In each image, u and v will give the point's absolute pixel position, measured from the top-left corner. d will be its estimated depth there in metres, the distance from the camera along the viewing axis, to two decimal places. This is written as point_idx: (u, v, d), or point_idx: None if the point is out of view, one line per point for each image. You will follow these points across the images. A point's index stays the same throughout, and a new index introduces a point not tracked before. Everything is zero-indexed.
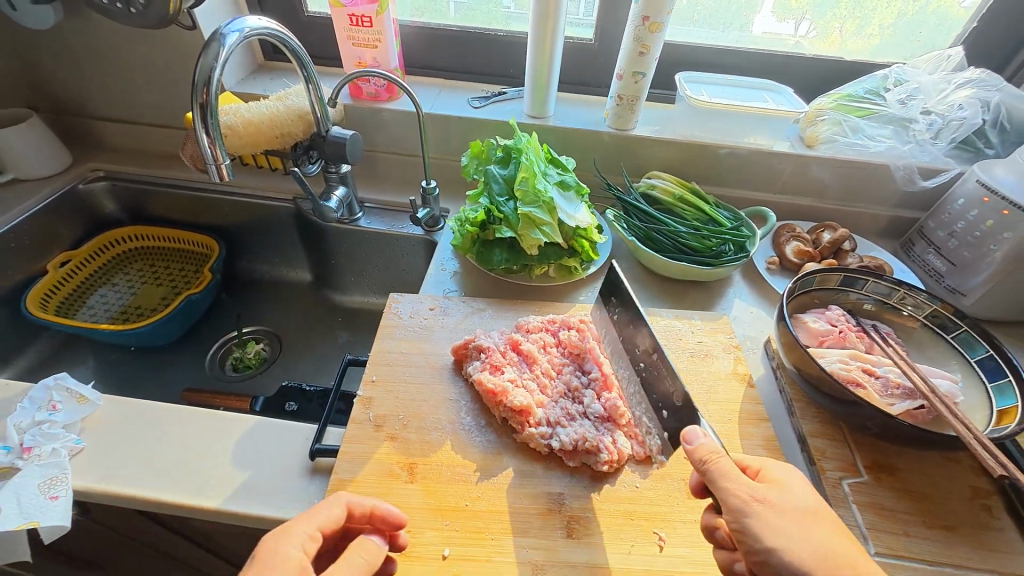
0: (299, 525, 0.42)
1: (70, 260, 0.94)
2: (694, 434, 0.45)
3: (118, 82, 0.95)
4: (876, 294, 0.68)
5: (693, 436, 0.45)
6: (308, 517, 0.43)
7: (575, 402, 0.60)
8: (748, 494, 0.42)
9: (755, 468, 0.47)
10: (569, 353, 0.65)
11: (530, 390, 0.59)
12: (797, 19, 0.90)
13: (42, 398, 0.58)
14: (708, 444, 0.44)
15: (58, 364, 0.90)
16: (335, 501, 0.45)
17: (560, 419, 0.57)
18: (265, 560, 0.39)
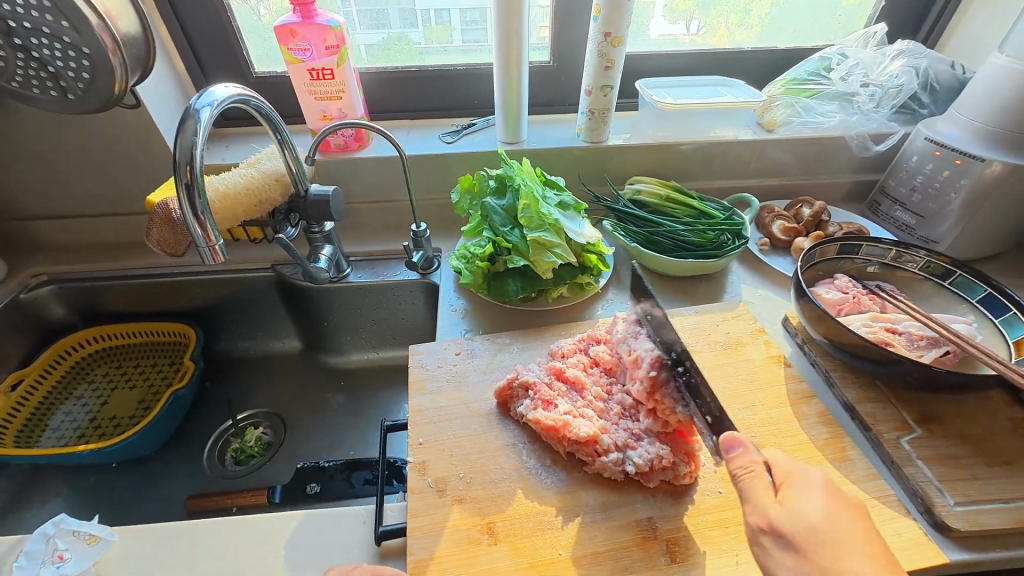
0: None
1: (22, 380, 0.82)
2: (733, 444, 0.45)
3: (52, 176, 0.86)
4: (875, 257, 0.73)
5: (730, 446, 0.44)
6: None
7: (635, 420, 0.58)
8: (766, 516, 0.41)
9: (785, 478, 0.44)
10: (611, 370, 0.63)
11: (592, 419, 0.57)
12: (686, 19, 0.97)
13: (44, 550, 0.49)
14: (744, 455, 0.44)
15: (29, 502, 0.78)
16: (363, 570, 0.44)
17: (628, 441, 0.55)
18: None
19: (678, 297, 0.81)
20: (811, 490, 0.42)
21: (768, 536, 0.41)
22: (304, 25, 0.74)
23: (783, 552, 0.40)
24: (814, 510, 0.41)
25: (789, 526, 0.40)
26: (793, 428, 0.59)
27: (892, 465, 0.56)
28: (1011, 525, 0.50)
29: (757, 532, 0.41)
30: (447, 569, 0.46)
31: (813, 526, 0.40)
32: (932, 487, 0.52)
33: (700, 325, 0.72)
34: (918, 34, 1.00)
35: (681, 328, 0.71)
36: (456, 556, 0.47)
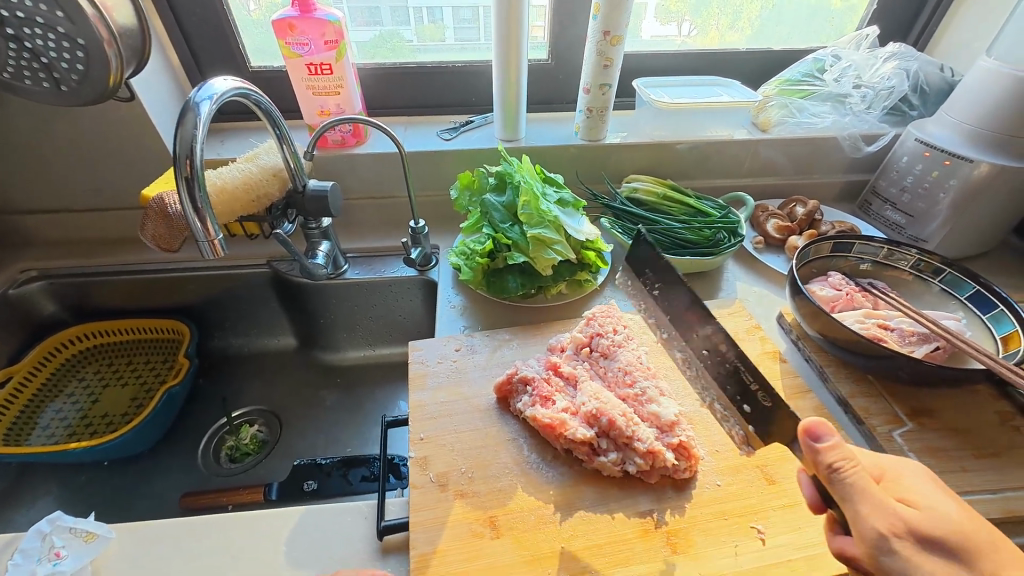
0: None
1: (11, 377, 0.81)
2: (824, 432, 0.40)
3: (43, 170, 0.85)
4: (867, 255, 0.74)
5: (822, 434, 0.40)
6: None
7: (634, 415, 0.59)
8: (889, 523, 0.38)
9: (879, 473, 0.42)
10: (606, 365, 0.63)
11: (577, 413, 0.56)
12: (678, 20, 0.98)
13: (39, 548, 0.49)
14: (842, 443, 0.40)
15: (18, 501, 0.76)
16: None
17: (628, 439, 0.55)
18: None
19: None
20: (915, 483, 0.41)
21: (900, 541, 0.38)
22: (303, 19, 0.74)
23: (928, 556, 0.37)
24: (944, 506, 0.39)
25: (927, 524, 0.38)
26: None
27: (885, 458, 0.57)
28: (1000, 514, 0.51)
29: (887, 537, 0.38)
30: (450, 563, 0.46)
31: (953, 523, 0.38)
32: None
33: None
34: (907, 38, 1.02)
35: None
36: (459, 550, 0.47)
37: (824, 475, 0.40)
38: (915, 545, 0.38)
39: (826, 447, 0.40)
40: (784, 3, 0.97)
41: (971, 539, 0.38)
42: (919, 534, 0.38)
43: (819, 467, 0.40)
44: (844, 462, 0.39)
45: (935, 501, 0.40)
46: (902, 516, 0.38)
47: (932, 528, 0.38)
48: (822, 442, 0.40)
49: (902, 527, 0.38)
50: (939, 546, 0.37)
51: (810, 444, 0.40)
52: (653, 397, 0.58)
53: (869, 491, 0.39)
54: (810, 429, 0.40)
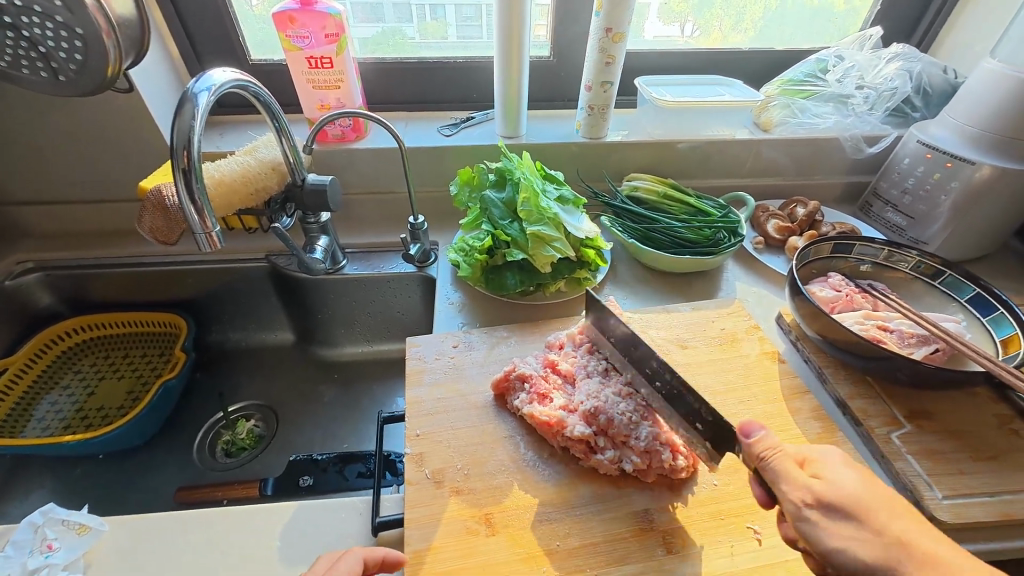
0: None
1: (6, 369, 0.81)
2: (755, 426, 0.44)
3: (41, 161, 0.85)
4: (867, 256, 0.74)
5: (750, 429, 0.44)
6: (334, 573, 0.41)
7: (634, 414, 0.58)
8: (804, 495, 0.40)
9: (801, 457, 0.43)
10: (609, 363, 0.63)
11: (574, 411, 0.56)
12: (681, 21, 0.98)
13: (31, 540, 0.48)
14: (766, 435, 0.43)
15: (12, 493, 0.76)
16: (355, 555, 0.44)
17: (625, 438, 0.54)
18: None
19: (674, 293, 0.81)
20: (834, 462, 0.41)
21: (813, 510, 0.39)
22: (304, 12, 0.73)
23: (834, 521, 0.38)
24: (846, 479, 0.40)
25: (831, 494, 0.39)
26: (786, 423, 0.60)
27: (883, 460, 0.57)
28: (997, 518, 0.51)
29: (801, 508, 0.39)
30: (445, 560, 0.46)
31: (854, 495, 0.38)
32: (921, 481, 0.54)
33: (695, 322, 0.72)
34: (911, 39, 1.02)
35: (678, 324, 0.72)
36: (454, 547, 0.47)
37: (757, 466, 0.43)
38: (827, 514, 0.38)
39: (755, 439, 0.43)
40: (787, 3, 0.96)
41: (873, 508, 0.38)
42: (825, 503, 0.39)
43: (750, 458, 0.44)
44: (769, 450, 0.43)
45: (844, 476, 0.40)
46: (814, 489, 0.40)
47: (834, 498, 0.39)
48: (752, 437, 0.44)
49: (811, 497, 0.39)
50: (838, 513, 0.38)
51: (742, 440, 0.44)
52: None
53: (787, 473, 0.41)
54: (740, 426, 0.44)
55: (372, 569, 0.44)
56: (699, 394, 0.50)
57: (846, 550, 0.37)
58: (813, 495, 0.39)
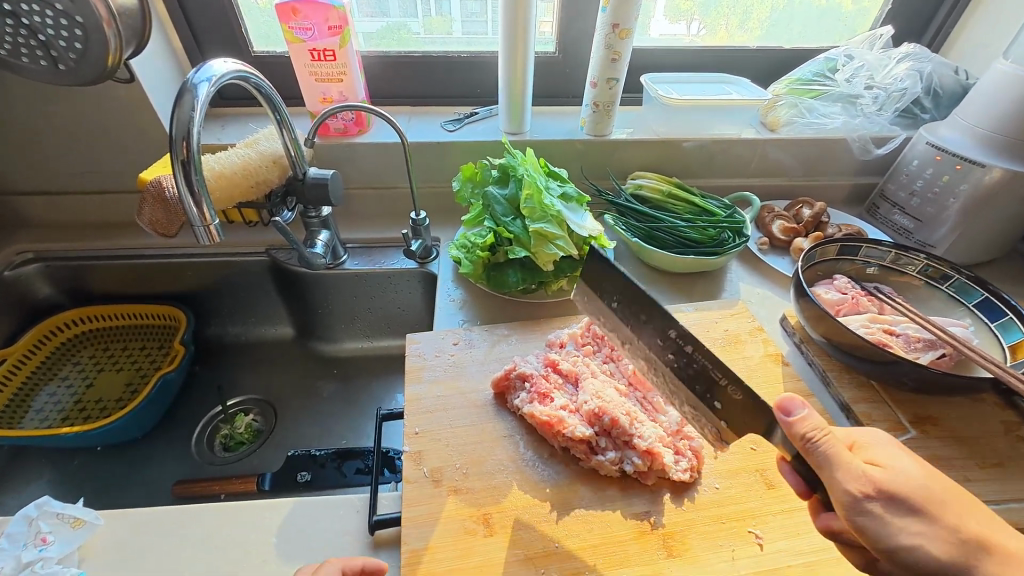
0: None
1: (5, 359, 0.80)
2: (798, 404, 0.39)
3: (40, 151, 0.84)
4: (873, 259, 0.73)
5: (794, 408, 0.39)
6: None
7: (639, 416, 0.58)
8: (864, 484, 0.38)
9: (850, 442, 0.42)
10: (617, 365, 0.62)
11: (576, 411, 0.55)
12: (689, 20, 0.97)
13: (25, 533, 0.48)
14: (812, 415, 0.39)
15: (9, 485, 0.76)
16: (333, 565, 0.43)
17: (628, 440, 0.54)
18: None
19: (677, 293, 0.80)
20: (884, 447, 0.41)
21: (875, 502, 0.37)
22: (307, 4, 0.72)
23: (895, 512, 0.37)
24: (907, 467, 0.39)
25: (896, 483, 0.38)
26: None
27: None
28: None
29: (859, 499, 0.37)
30: (442, 560, 0.46)
31: (921, 484, 0.38)
32: None
33: (698, 323, 0.71)
34: (922, 39, 1.01)
35: (680, 324, 0.71)
36: (452, 547, 0.47)
37: (803, 447, 0.39)
38: (888, 505, 0.37)
39: (797, 420, 0.39)
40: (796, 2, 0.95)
41: (937, 495, 0.38)
42: (886, 492, 0.38)
43: (795, 439, 0.39)
44: (819, 433, 0.39)
45: (903, 463, 0.39)
46: (873, 477, 0.38)
47: (899, 487, 0.38)
48: (793, 416, 0.39)
49: (873, 488, 0.38)
50: (902, 503, 0.37)
51: (783, 419, 0.40)
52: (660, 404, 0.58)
53: (844, 460, 0.38)
54: (782, 404, 0.40)
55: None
56: (706, 401, 0.47)
57: (917, 545, 0.37)
58: (876, 487, 0.38)
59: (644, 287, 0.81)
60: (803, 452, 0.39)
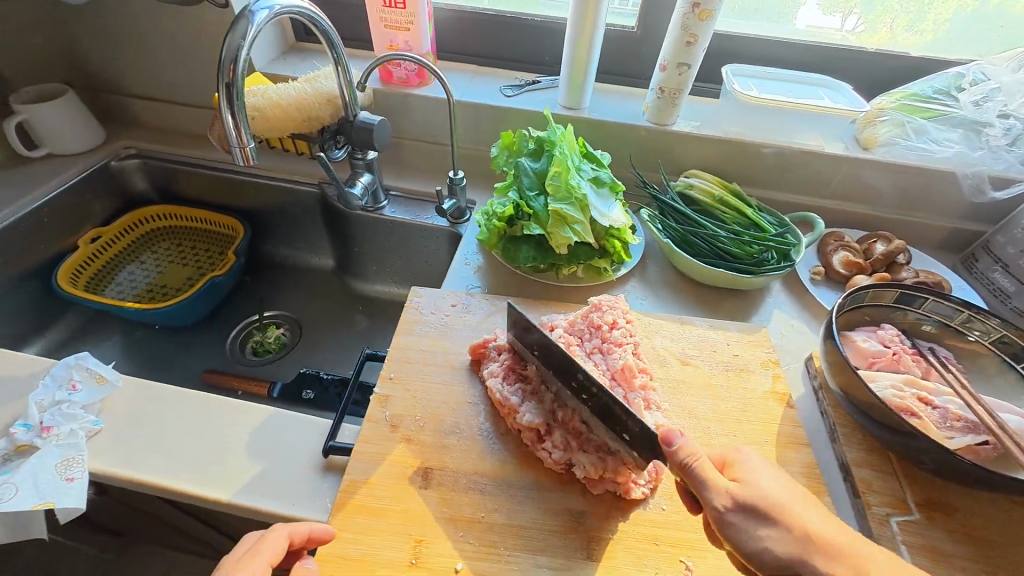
0: (250, 562, 0.42)
1: (101, 236, 0.95)
2: (676, 433, 0.43)
3: (154, 61, 0.96)
4: (937, 315, 0.63)
5: (672, 437, 0.42)
6: (259, 553, 0.42)
7: None
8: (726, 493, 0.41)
9: (721, 460, 0.45)
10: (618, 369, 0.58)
11: (543, 401, 0.56)
12: (846, 13, 0.87)
13: (63, 378, 0.58)
14: (687, 442, 0.43)
15: (85, 338, 0.91)
16: (281, 531, 0.43)
17: (589, 444, 0.53)
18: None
19: (699, 306, 0.75)
20: (753, 464, 0.43)
21: (734, 514, 0.40)
22: None
23: (751, 521, 0.40)
24: (769, 484, 0.41)
25: (752, 496, 0.40)
26: None
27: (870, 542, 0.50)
28: None
29: (722, 513, 0.40)
30: (376, 496, 0.49)
31: (772, 497, 0.40)
32: None
33: (707, 341, 0.67)
34: None
35: (686, 338, 0.67)
36: (388, 488, 0.50)
37: (680, 472, 0.43)
38: (746, 515, 0.40)
39: (678, 448, 0.42)
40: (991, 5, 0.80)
41: (788, 504, 0.40)
42: (743, 505, 0.40)
43: (675, 466, 0.43)
44: (691, 459, 0.42)
45: (762, 478, 0.42)
46: (734, 493, 0.41)
47: (753, 500, 0.40)
48: (675, 446, 0.42)
49: (733, 502, 0.40)
50: (758, 514, 0.40)
51: (665, 449, 0.43)
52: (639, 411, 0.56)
53: (709, 479, 0.41)
54: (662, 432, 0.43)
55: (301, 544, 0.44)
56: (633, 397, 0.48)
57: (765, 549, 0.39)
58: (733, 500, 0.40)
59: (666, 292, 0.76)
60: (680, 475, 0.43)
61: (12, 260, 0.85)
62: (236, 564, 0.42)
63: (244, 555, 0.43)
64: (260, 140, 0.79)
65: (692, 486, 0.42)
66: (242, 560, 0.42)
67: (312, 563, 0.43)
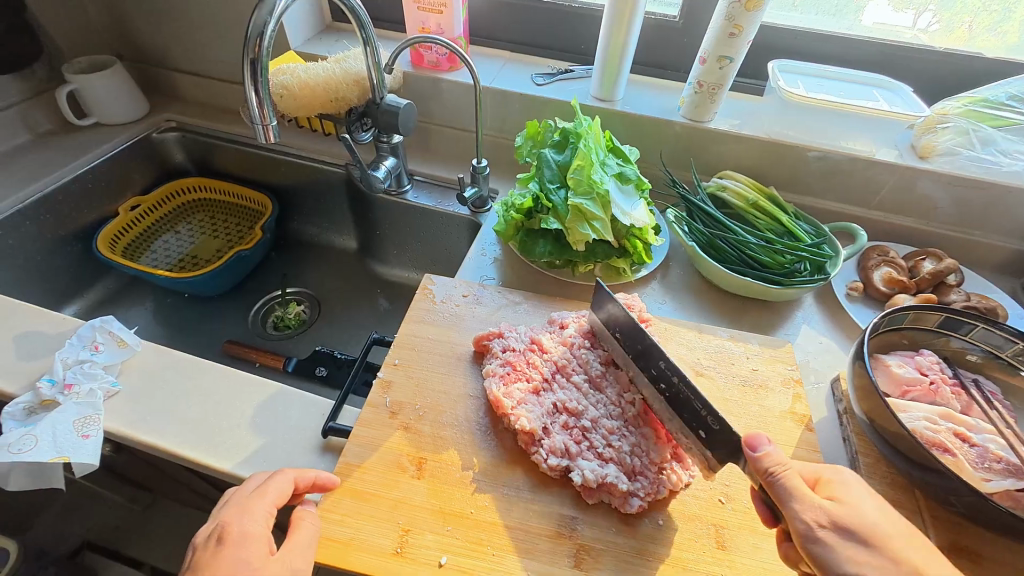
0: (256, 505, 0.43)
1: (139, 204, 0.99)
2: (764, 440, 0.41)
3: (199, 37, 0.99)
4: (986, 344, 0.57)
5: (760, 443, 0.41)
6: (263, 496, 0.44)
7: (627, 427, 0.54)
8: (818, 518, 0.39)
9: (812, 477, 0.42)
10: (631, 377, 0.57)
11: (538, 401, 0.55)
12: (918, 10, 0.80)
13: (88, 338, 0.61)
14: (776, 450, 0.41)
15: (119, 300, 0.96)
16: (286, 476, 0.46)
17: (590, 454, 0.51)
18: (235, 541, 0.41)
19: (720, 315, 0.71)
20: (848, 482, 0.41)
21: (828, 533, 0.38)
22: None
23: (846, 545, 0.38)
24: (869, 507, 0.39)
25: (849, 518, 0.38)
26: None
27: None
28: None
29: (813, 528, 0.39)
30: (368, 481, 0.49)
31: (873, 524, 0.38)
32: None
33: (724, 352, 0.63)
34: None
35: (703, 347, 0.64)
36: (380, 474, 0.50)
37: (766, 482, 0.41)
38: (842, 536, 0.38)
39: (763, 455, 0.41)
40: None
41: (884, 532, 0.38)
42: (839, 525, 0.38)
43: (759, 474, 0.41)
44: (778, 467, 0.41)
45: (861, 500, 0.40)
46: (830, 512, 0.39)
47: (851, 522, 0.38)
48: (760, 453, 0.41)
49: (827, 519, 0.39)
50: (850, 534, 0.38)
51: (749, 454, 0.41)
52: (649, 422, 0.54)
53: (800, 494, 0.40)
54: (748, 437, 0.41)
55: (303, 490, 0.47)
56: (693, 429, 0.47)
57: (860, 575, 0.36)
58: (827, 518, 0.39)
59: (687, 297, 0.73)
60: (766, 486, 0.41)
61: (57, 222, 0.89)
62: (243, 505, 0.43)
63: (250, 496, 0.44)
64: (287, 117, 0.80)
65: (773, 495, 0.41)
66: (247, 500, 0.44)
67: (310, 507, 0.47)
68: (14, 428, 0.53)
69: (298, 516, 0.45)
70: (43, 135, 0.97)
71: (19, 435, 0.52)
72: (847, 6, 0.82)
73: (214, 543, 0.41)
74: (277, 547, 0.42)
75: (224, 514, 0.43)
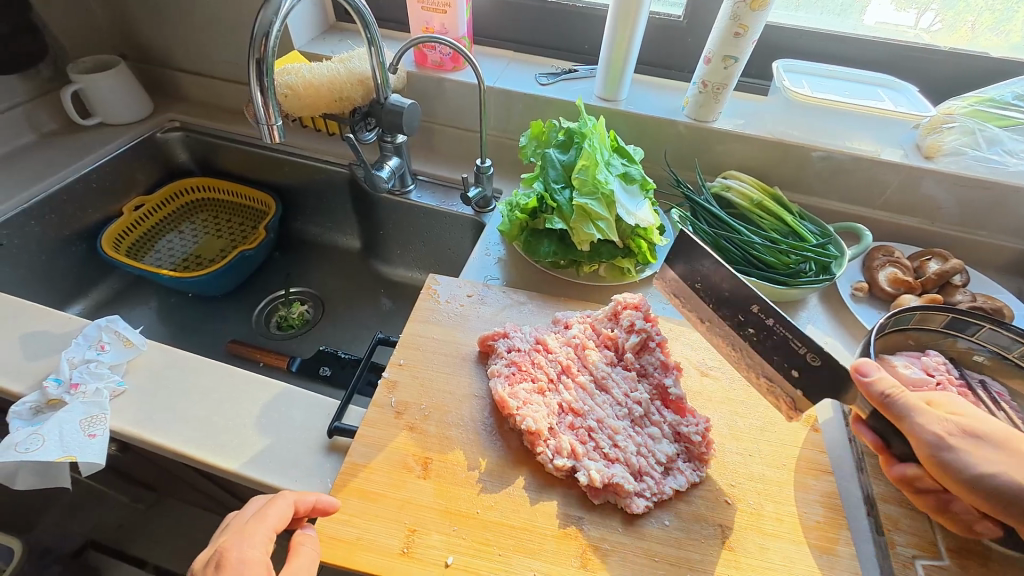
0: (254, 530, 0.42)
1: (144, 204, 0.99)
2: (873, 367, 0.44)
3: (203, 37, 0.99)
4: (992, 344, 0.57)
5: (871, 369, 0.44)
6: (263, 520, 0.43)
7: (634, 428, 0.54)
8: (947, 429, 0.43)
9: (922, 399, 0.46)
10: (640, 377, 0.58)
11: (543, 402, 0.55)
12: (920, 9, 0.80)
13: (94, 338, 0.61)
14: (885, 375, 0.44)
15: (124, 300, 0.96)
16: (286, 499, 0.44)
17: (596, 455, 0.51)
18: (232, 569, 0.39)
19: None
20: (955, 400, 0.45)
21: (955, 439, 0.42)
22: None
23: (981, 449, 0.42)
24: (985, 419, 0.43)
25: (975, 425, 0.43)
26: (782, 495, 0.51)
27: None
28: None
29: (943, 438, 0.42)
30: (374, 481, 0.49)
31: (996, 429, 0.43)
32: None
33: None
34: None
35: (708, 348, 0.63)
36: (386, 474, 0.50)
37: (880, 404, 0.44)
38: (972, 441, 0.42)
39: (874, 380, 0.44)
40: None
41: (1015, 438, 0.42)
42: (969, 433, 0.42)
43: (873, 397, 0.44)
44: (895, 390, 0.44)
45: (976, 413, 0.44)
46: (958, 422, 0.43)
47: (984, 429, 0.43)
48: (872, 379, 0.44)
49: (955, 428, 0.42)
50: (986, 440, 0.42)
51: (861, 380, 0.44)
52: (657, 423, 0.54)
53: (920, 408, 0.43)
54: (859, 366, 0.45)
55: (303, 514, 0.45)
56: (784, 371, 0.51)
57: (995, 473, 0.41)
58: (956, 427, 0.43)
59: None
60: (880, 408, 0.44)
61: (62, 222, 0.90)
62: (242, 530, 0.42)
63: (249, 521, 0.43)
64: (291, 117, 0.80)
65: (891, 418, 0.44)
66: (246, 524, 0.42)
67: (311, 530, 0.45)
68: (21, 428, 0.53)
69: (297, 541, 0.44)
70: (47, 135, 0.97)
71: (26, 434, 0.52)
72: (851, 5, 0.82)
73: (211, 570, 0.40)
74: (277, 572, 0.41)
75: (223, 541, 0.42)
